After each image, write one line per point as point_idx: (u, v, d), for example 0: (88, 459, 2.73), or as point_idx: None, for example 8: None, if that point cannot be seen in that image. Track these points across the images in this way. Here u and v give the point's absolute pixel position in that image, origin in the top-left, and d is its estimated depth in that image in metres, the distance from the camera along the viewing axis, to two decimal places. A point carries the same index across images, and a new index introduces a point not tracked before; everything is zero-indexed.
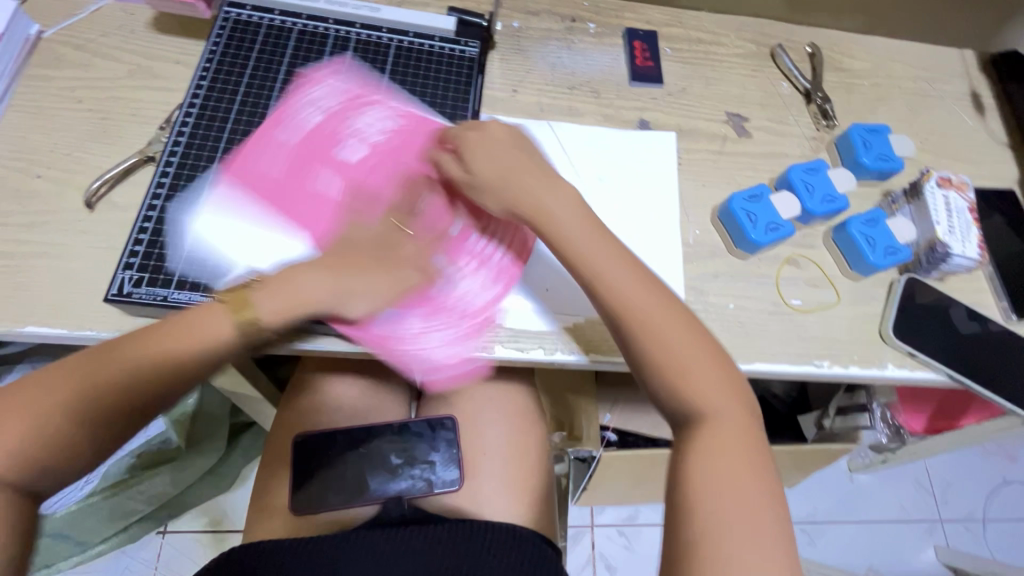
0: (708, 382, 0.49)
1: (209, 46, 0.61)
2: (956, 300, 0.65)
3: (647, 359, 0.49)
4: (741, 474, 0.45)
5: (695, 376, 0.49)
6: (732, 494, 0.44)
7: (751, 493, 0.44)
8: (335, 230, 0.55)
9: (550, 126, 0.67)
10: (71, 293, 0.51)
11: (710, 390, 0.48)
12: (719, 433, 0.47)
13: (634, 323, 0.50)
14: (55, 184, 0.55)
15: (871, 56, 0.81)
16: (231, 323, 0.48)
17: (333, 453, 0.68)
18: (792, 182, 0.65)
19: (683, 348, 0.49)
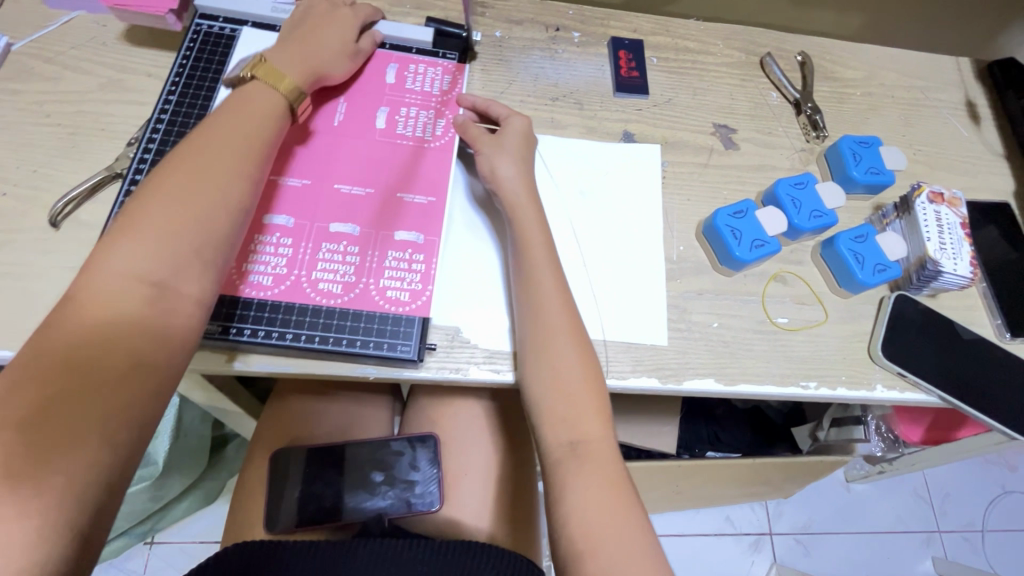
0: (590, 421, 0.49)
1: (179, 58, 0.59)
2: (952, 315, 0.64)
3: (566, 385, 0.50)
4: (615, 516, 0.45)
5: (587, 414, 0.49)
6: (615, 536, 0.44)
7: (628, 535, 0.44)
8: (295, 231, 0.54)
9: None
10: (33, 314, 0.50)
11: (588, 423, 0.49)
12: (594, 468, 0.47)
13: (547, 354, 0.51)
14: (20, 202, 0.54)
15: (864, 64, 0.79)
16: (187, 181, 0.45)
17: (311, 472, 0.66)
18: (778, 198, 0.63)
19: (581, 387, 0.50)
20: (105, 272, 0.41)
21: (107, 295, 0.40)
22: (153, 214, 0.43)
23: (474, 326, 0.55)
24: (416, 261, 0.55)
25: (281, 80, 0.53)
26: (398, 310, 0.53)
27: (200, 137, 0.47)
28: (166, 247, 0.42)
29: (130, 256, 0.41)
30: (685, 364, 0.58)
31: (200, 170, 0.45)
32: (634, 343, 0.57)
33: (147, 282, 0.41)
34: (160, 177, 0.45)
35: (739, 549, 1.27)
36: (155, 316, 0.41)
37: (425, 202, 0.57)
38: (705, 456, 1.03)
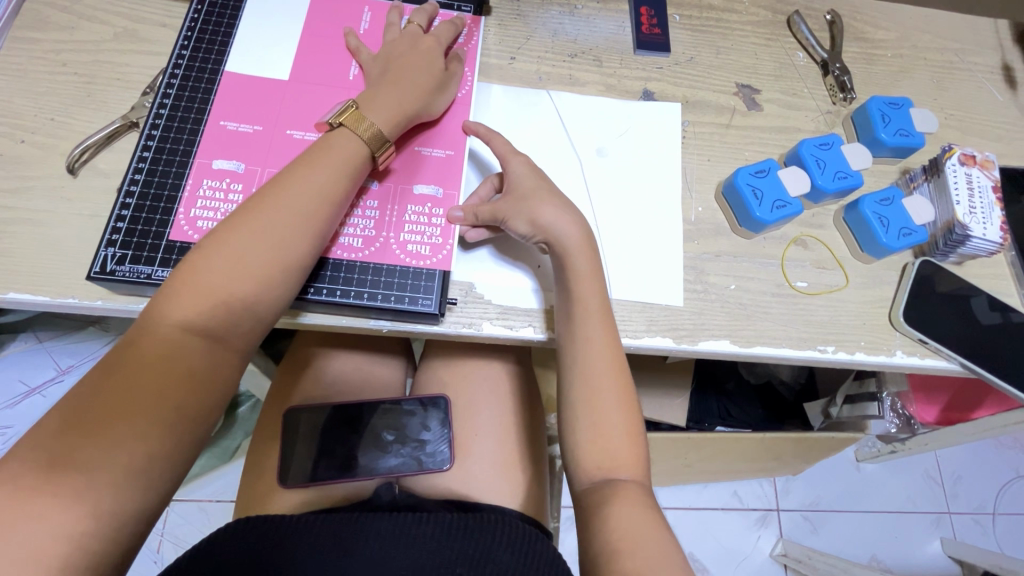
0: (612, 408, 0.48)
1: (191, 11, 0.57)
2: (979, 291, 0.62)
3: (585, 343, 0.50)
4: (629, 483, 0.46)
5: (609, 396, 0.49)
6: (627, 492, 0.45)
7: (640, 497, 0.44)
8: None
9: (547, 96, 0.64)
10: (55, 260, 0.50)
11: (608, 407, 0.48)
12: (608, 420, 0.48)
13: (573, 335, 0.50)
14: (38, 150, 0.54)
15: (896, 25, 0.76)
16: (264, 242, 0.45)
17: (327, 429, 0.68)
18: (802, 158, 0.61)
19: (609, 371, 0.49)
20: (165, 320, 0.42)
21: (164, 344, 0.42)
22: (227, 268, 0.44)
23: (490, 283, 0.55)
24: (436, 215, 0.55)
25: (363, 125, 0.50)
26: (419, 263, 0.53)
27: (273, 192, 0.47)
28: (223, 309, 0.44)
29: (188, 310, 0.43)
30: (701, 325, 0.57)
31: (265, 232, 0.45)
32: (651, 303, 0.57)
33: (202, 337, 0.43)
34: (224, 232, 0.45)
35: (745, 523, 1.27)
36: (204, 371, 0.43)
37: (443, 156, 0.57)
38: (715, 429, 1.02)
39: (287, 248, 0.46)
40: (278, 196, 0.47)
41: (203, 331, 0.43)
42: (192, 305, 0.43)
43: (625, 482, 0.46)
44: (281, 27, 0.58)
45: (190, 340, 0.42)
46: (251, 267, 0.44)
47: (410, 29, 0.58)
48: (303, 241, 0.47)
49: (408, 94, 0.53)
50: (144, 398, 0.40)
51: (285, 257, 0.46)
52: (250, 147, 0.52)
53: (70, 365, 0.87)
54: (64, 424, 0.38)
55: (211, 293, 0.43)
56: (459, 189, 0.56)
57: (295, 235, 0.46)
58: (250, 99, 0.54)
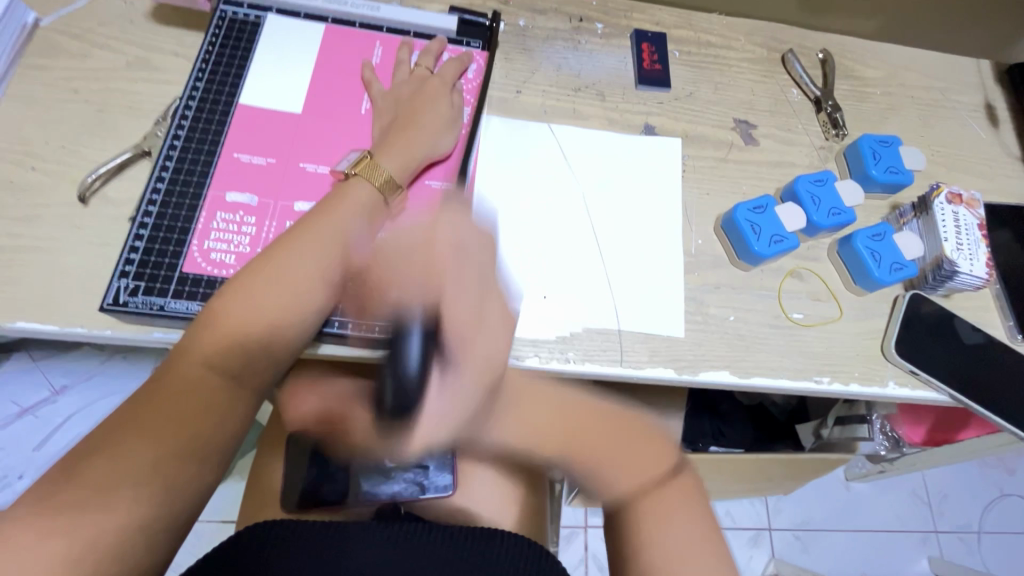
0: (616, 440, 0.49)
1: (205, 43, 0.58)
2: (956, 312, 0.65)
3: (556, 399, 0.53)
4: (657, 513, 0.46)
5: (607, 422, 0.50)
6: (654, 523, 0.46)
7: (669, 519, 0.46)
8: None
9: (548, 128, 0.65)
10: (64, 289, 0.50)
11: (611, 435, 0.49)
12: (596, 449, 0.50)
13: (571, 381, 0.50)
14: (48, 177, 0.54)
15: (884, 64, 0.79)
16: (284, 286, 0.47)
17: (329, 454, 0.68)
18: (798, 194, 0.63)
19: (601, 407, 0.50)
20: (185, 359, 0.44)
21: (184, 383, 0.43)
22: (247, 310, 0.46)
23: (496, 313, 0.56)
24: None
25: (374, 173, 0.53)
26: None
27: (293, 236, 0.49)
28: (242, 350, 0.46)
29: (209, 350, 0.45)
30: (700, 356, 0.58)
31: (286, 275, 0.47)
32: (651, 334, 0.58)
33: (222, 376, 0.45)
34: (246, 274, 0.47)
35: (738, 542, 1.28)
36: (218, 406, 0.44)
37: (451, 189, 0.58)
38: (709, 450, 1.04)
39: (307, 292, 0.48)
40: (297, 242, 0.48)
41: (222, 371, 0.45)
42: (214, 346, 0.45)
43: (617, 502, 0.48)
44: (295, 61, 0.59)
45: (209, 379, 0.44)
46: (272, 311, 0.46)
47: (418, 72, 0.60)
48: (320, 283, 0.48)
49: (418, 136, 0.56)
50: (161, 433, 0.41)
51: (305, 303, 0.48)
52: (263, 179, 0.53)
53: (65, 386, 0.86)
54: (87, 454, 0.39)
55: (231, 334, 0.45)
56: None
57: (315, 280, 0.48)
58: (263, 132, 0.55)
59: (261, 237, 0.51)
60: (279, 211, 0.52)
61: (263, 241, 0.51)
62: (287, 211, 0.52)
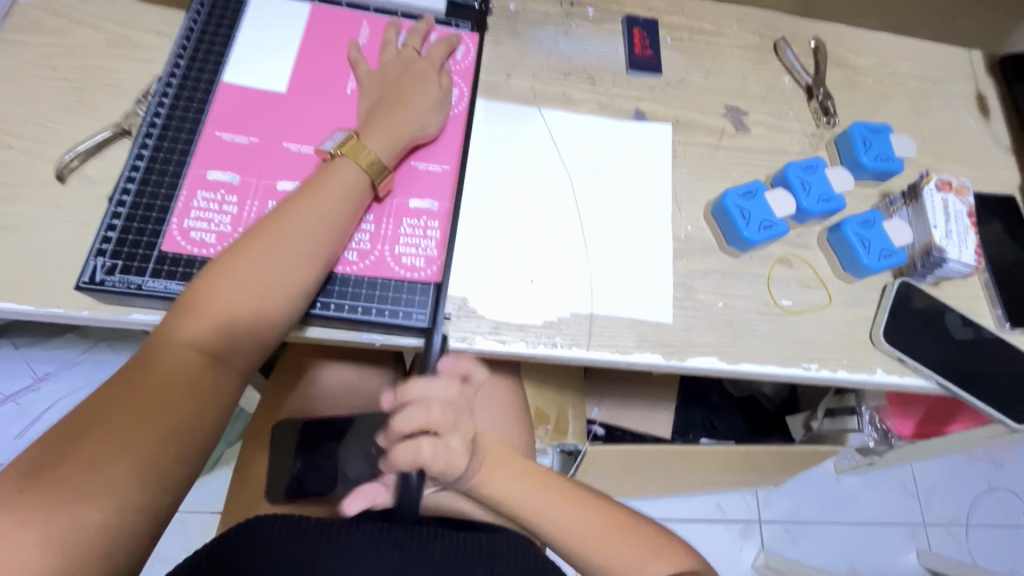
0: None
1: (188, 21, 0.57)
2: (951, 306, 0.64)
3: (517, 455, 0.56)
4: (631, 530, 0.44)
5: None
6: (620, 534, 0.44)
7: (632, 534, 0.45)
8: None
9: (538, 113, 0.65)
10: (41, 269, 0.49)
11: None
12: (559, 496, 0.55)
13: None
14: (26, 155, 0.53)
15: (876, 52, 0.79)
16: (270, 268, 0.45)
17: (315, 441, 0.67)
18: (787, 180, 0.63)
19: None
20: (170, 342, 0.43)
21: (168, 366, 0.42)
22: (231, 292, 0.44)
23: (485, 298, 0.55)
24: (431, 229, 0.55)
25: (362, 155, 0.51)
26: (414, 277, 0.53)
27: (281, 217, 0.47)
28: (228, 332, 0.44)
29: (194, 333, 0.43)
30: (689, 342, 0.58)
31: (274, 257, 0.46)
32: (639, 319, 0.58)
33: (208, 359, 0.44)
34: (231, 256, 0.46)
35: (728, 534, 1.29)
36: (204, 388, 0.43)
37: (439, 171, 0.57)
38: (699, 442, 1.04)
39: (294, 275, 0.46)
40: (283, 223, 0.47)
41: (208, 353, 0.44)
42: (199, 329, 0.43)
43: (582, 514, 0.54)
44: (279, 39, 0.58)
45: (194, 361, 0.43)
46: (258, 293, 0.45)
47: (405, 51, 0.59)
48: (308, 265, 0.47)
49: (404, 114, 0.54)
50: (141, 416, 0.40)
51: (291, 286, 0.46)
52: (246, 158, 0.52)
53: (48, 373, 0.85)
54: (64, 435, 0.38)
55: (216, 316, 0.44)
56: (454, 204, 0.57)
57: (302, 263, 0.47)
58: (246, 111, 0.54)
59: (242, 216, 0.50)
60: (261, 190, 0.51)
61: (244, 220, 0.50)
62: (269, 190, 0.51)
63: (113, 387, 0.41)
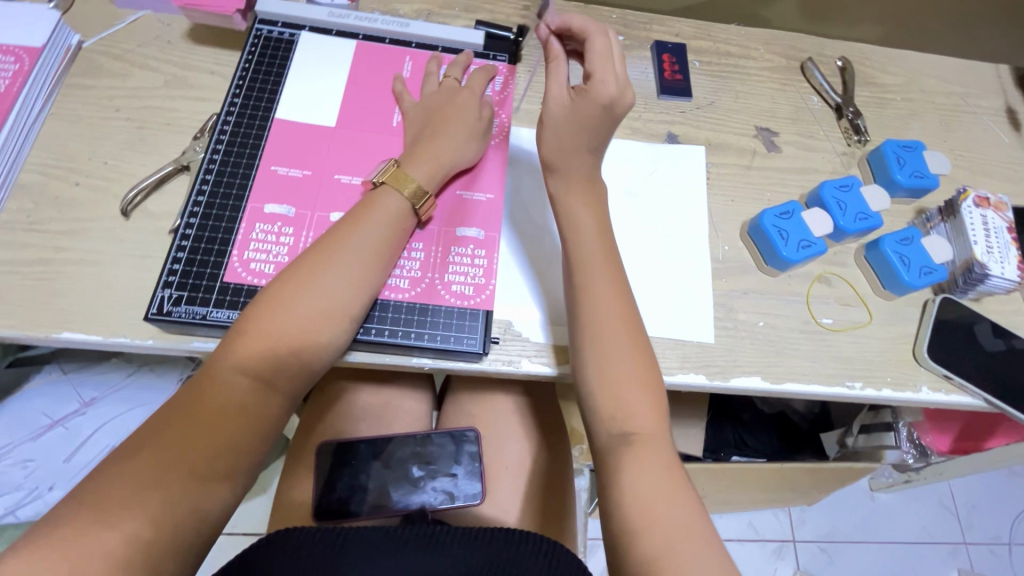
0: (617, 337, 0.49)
1: (242, 61, 0.60)
2: (981, 316, 0.64)
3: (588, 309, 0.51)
4: (647, 445, 0.45)
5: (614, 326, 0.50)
6: (641, 468, 0.44)
7: (650, 460, 0.44)
8: None
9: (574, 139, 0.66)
10: (107, 300, 0.52)
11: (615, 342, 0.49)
12: (647, 456, 0.45)
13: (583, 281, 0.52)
14: (92, 192, 0.56)
15: (903, 70, 0.80)
16: (319, 295, 0.47)
17: (356, 463, 0.66)
18: (824, 200, 0.64)
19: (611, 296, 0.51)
20: (221, 366, 0.44)
21: (217, 390, 0.43)
22: (280, 318, 0.45)
23: (529, 321, 0.56)
24: (478, 257, 0.57)
25: (406, 183, 0.53)
26: (463, 303, 0.55)
27: (330, 246, 0.49)
28: (276, 357, 0.45)
29: (244, 357, 0.44)
30: (731, 361, 0.58)
31: (325, 284, 0.47)
32: (680, 340, 0.58)
33: (257, 383, 0.44)
34: (281, 281, 0.47)
35: (762, 555, 1.26)
36: (256, 412, 0.44)
37: (483, 199, 0.59)
38: (732, 460, 1.03)
39: (344, 305, 0.48)
40: (329, 248, 0.49)
41: (257, 376, 0.44)
42: (249, 354, 0.44)
43: (642, 445, 0.45)
44: (327, 76, 0.61)
45: (243, 384, 0.44)
46: (306, 319, 0.46)
47: (447, 82, 0.61)
48: (355, 292, 0.48)
49: (448, 144, 0.56)
50: (193, 438, 0.40)
51: (339, 314, 0.47)
52: (299, 191, 0.54)
53: (94, 398, 0.88)
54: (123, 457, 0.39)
55: (265, 342, 0.45)
56: (501, 231, 0.59)
57: (349, 291, 0.48)
58: (299, 145, 0.57)
59: (298, 247, 0.52)
60: (314, 221, 0.53)
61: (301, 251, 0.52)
62: (321, 220, 0.54)
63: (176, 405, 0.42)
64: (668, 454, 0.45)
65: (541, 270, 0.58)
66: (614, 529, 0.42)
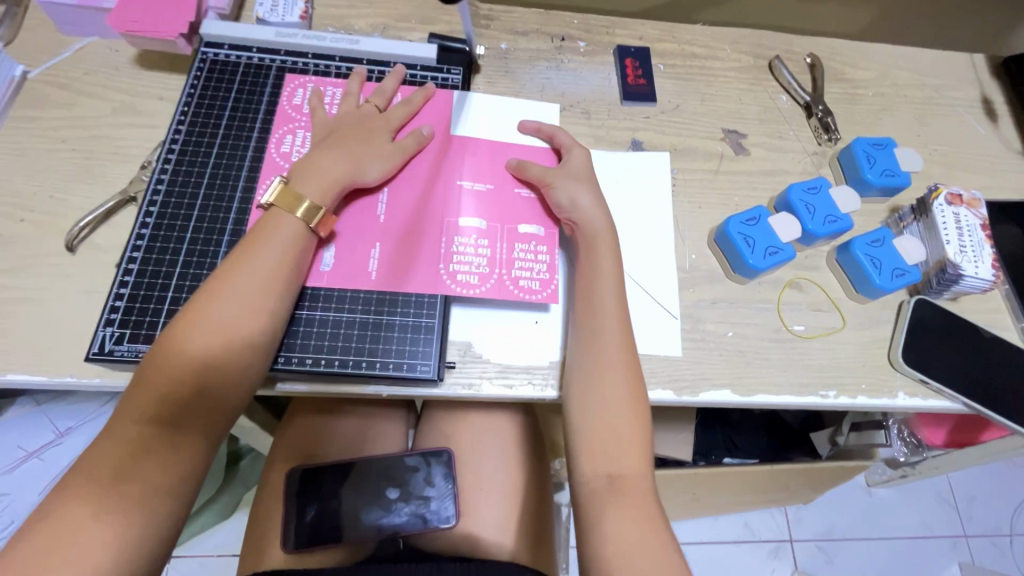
0: (616, 382, 0.49)
1: (187, 87, 0.59)
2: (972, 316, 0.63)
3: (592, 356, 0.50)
4: (633, 493, 0.45)
5: (611, 373, 0.49)
6: (623, 519, 0.44)
7: (632, 514, 0.44)
8: None
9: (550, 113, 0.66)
10: (53, 340, 0.50)
11: (612, 390, 0.49)
12: (630, 507, 0.44)
13: (591, 333, 0.51)
14: (38, 228, 0.55)
15: (875, 64, 0.78)
16: (228, 323, 0.45)
17: (326, 489, 0.65)
18: (791, 203, 0.62)
19: (615, 338, 0.51)
20: (126, 415, 0.42)
21: (124, 438, 0.41)
22: (179, 353, 0.44)
23: (488, 341, 0.55)
24: (483, 246, 0.56)
25: (298, 204, 0.50)
26: (468, 292, 0.54)
27: (226, 270, 0.47)
28: (190, 394, 0.43)
29: (147, 402, 0.42)
30: (700, 375, 0.57)
31: (247, 280, 0.47)
32: (646, 355, 0.57)
33: (164, 423, 0.42)
34: (184, 316, 0.45)
35: (759, 556, 1.25)
36: (172, 455, 0.42)
37: (483, 189, 0.59)
38: (723, 463, 1.01)
39: (258, 329, 0.46)
40: (230, 275, 0.47)
41: (168, 419, 0.42)
42: (150, 398, 0.42)
43: (630, 495, 0.45)
44: (274, 99, 0.60)
45: (151, 429, 0.42)
46: (218, 351, 0.44)
47: (365, 107, 0.58)
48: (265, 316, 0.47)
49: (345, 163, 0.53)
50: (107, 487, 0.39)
51: (252, 340, 0.46)
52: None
53: (69, 427, 0.86)
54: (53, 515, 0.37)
55: (169, 382, 0.43)
56: (504, 221, 0.58)
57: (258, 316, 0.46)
58: (250, 174, 0.56)
59: None
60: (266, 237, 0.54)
61: None
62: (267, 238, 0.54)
63: (106, 452, 0.41)
64: (651, 502, 0.45)
65: (540, 266, 0.56)
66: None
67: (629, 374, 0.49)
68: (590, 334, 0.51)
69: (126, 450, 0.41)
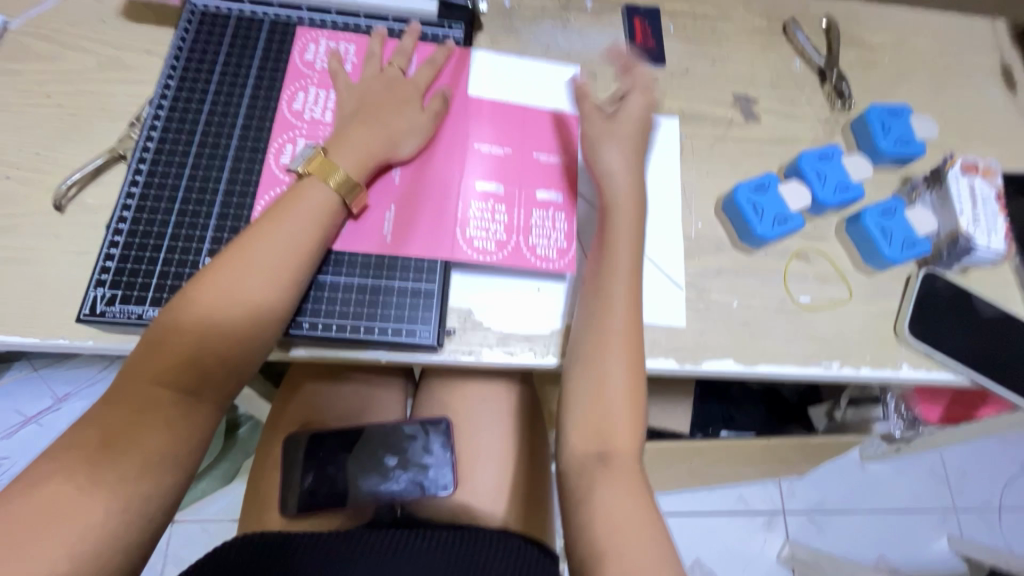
0: (618, 349, 0.48)
1: (176, 40, 0.57)
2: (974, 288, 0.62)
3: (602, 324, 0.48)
4: (623, 466, 0.46)
5: (614, 349, 0.48)
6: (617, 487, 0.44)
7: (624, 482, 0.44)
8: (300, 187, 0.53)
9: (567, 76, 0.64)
10: (43, 302, 0.49)
11: (613, 364, 0.47)
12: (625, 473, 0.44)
13: (600, 301, 0.49)
14: (24, 186, 0.53)
15: (893, 28, 0.75)
16: (249, 294, 0.44)
17: (324, 456, 0.65)
18: (802, 171, 0.60)
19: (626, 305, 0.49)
20: (139, 378, 0.41)
21: (137, 405, 0.40)
22: (197, 320, 0.42)
23: (488, 308, 0.54)
24: (498, 212, 0.55)
25: (333, 173, 0.49)
26: (485, 259, 0.53)
27: (245, 237, 0.45)
28: (205, 362, 0.42)
29: (160, 368, 0.41)
30: (703, 345, 0.56)
31: (272, 250, 0.45)
32: (650, 325, 0.56)
33: (181, 391, 0.41)
34: (200, 280, 0.43)
35: (752, 526, 1.27)
36: (184, 422, 0.41)
37: (500, 153, 0.57)
38: (719, 435, 1.01)
39: (278, 301, 0.45)
40: (248, 241, 0.45)
41: (185, 387, 0.42)
42: (165, 365, 0.41)
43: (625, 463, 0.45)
44: (268, 54, 0.57)
45: (167, 397, 0.41)
46: (236, 320, 0.43)
47: (389, 70, 0.56)
48: (286, 288, 0.45)
49: (383, 131, 0.52)
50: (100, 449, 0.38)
51: (272, 311, 0.45)
52: (319, 131, 0.55)
53: (67, 394, 0.86)
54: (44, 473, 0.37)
55: (185, 348, 0.42)
56: (521, 187, 0.56)
57: (279, 286, 0.45)
58: (246, 131, 0.54)
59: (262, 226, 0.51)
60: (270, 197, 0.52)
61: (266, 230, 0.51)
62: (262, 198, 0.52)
63: (97, 413, 0.40)
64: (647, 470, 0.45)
65: (558, 234, 0.55)
66: (586, 547, 0.43)
67: (633, 344, 0.48)
68: (599, 301, 0.49)
69: (131, 411, 0.40)
